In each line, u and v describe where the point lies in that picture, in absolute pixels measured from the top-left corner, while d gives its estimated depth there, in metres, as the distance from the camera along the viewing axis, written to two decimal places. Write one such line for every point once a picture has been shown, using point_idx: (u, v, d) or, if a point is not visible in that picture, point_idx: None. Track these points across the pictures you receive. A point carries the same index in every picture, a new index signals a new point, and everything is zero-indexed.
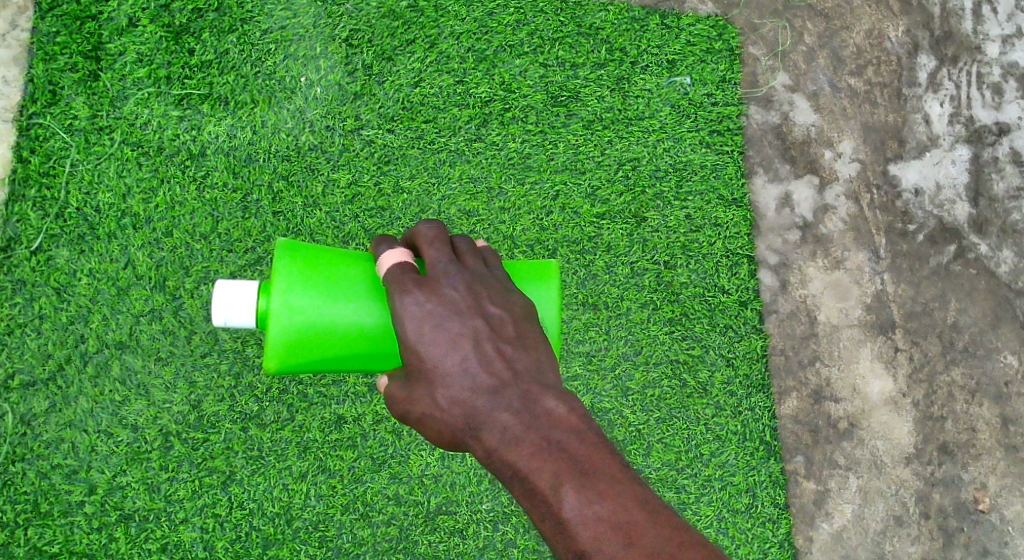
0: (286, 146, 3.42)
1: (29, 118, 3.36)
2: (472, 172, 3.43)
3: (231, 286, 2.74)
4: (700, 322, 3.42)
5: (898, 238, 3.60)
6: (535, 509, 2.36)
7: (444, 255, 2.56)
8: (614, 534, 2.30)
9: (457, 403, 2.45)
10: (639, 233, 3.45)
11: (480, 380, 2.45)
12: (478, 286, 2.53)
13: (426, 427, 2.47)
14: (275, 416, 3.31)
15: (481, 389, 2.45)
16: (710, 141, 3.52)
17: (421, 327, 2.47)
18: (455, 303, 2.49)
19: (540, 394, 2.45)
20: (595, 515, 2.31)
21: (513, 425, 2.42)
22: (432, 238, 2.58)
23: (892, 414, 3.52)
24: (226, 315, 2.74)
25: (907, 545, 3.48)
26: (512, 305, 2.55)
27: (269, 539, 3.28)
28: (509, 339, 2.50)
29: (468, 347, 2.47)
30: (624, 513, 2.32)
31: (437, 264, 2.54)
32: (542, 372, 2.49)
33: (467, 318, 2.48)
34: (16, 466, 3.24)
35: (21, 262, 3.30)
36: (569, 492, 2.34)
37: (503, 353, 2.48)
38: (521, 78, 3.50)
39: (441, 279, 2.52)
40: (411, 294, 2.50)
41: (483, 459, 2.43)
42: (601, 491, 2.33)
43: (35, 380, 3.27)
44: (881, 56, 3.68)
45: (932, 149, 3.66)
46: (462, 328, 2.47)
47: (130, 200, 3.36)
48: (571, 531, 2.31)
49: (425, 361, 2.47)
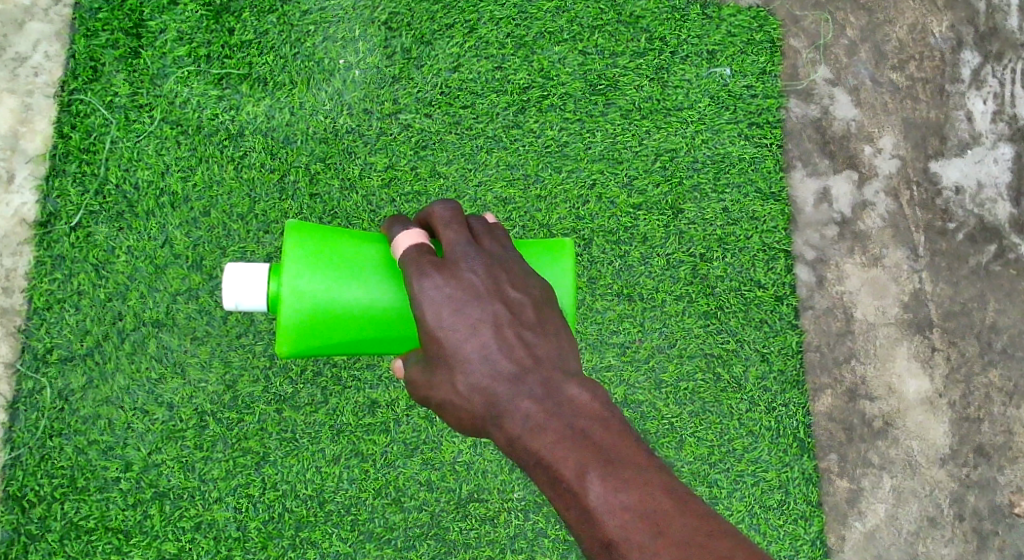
0: (324, 129, 3.43)
1: (70, 93, 3.38)
2: (509, 158, 3.43)
3: (242, 269, 2.75)
4: (736, 316, 3.42)
5: (937, 236, 3.58)
6: (562, 499, 2.33)
7: (461, 237, 2.52)
8: (642, 523, 2.28)
9: (478, 390, 2.42)
10: (676, 224, 3.44)
11: (501, 366, 2.42)
12: (497, 269, 2.50)
13: (447, 414, 2.45)
14: (310, 398, 3.33)
15: (501, 376, 2.42)
16: (749, 133, 3.50)
17: (441, 312, 2.43)
18: (474, 287, 2.45)
19: (562, 380, 2.42)
20: (622, 504, 2.29)
21: (535, 412, 2.40)
22: (448, 219, 2.54)
23: (927, 414, 3.51)
24: (237, 298, 2.75)
25: (940, 546, 3.48)
26: (530, 288, 2.52)
27: (302, 521, 3.31)
28: (529, 324, 2.47)
29: (488, 332, 2.43)
30: (650, 502, 2.30)
31: (455, 246, 2.51)
32: (563, 359, 2.46)
33: (487, 303, 2.45)
34: (53, 441, 3.27)
35: (61, 238, 3.33)
36: (594, 480, 2.31)
37: (523, 339, 2.45)
38: (560, 66, 3.49)
39: (460, 262, 2.48)
40: (430, 279, 2.45)
41: (506, 446, 2.41)
42: (627, 480, 2.31)
43: (72, 356, 3.30)
44: (925, 51, 3.64)
45: (974, 147, 3.63)
46: (482, 314, 2.44)
47: (168, 178, 3.37)
48: (598, 520, 2.29)
49: (445, 347, 2.43)
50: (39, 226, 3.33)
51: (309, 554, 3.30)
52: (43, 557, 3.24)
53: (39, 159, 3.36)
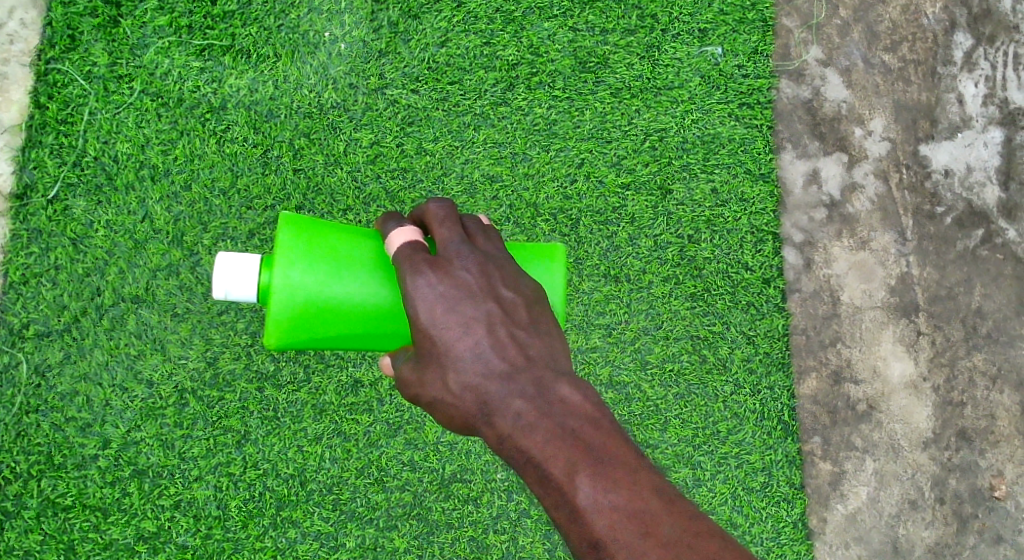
0: (308, 103, 3.37)
1: (48, 63, 3.30)
2: (496, 136, 3.39)
3: (232, 259, 2.69)
4: (722, 298, 3.40)
5: (925, 220, 3.56)
6: (550, 498, 2.32)
7: (455, 234, 2.49)
8: (631, 523, 2.27)
9: (469, 389, 2.40)
10: (664, 205, 3.41)
11: (493, 365, 2.40)
12: (491, 268, 2.47)
13: (437, 411, 2.42)
14: (292, 377, 3.29)
15: (494, 374, 2.40)
16: (739, 114, 3.47)
17: (433, 310, 2.41)
18: (468, 286, 2.43)
19: (554, 380, 2.40)
20: (611, 505, 2.28)
21: (527, 411, 2.37)
22: (443, 216, 2.51)
23: (911, 398, 3.51)
24: (227, 288, 2.70)
25: (921, 529, 3.48)
26: (523, 288, 2.49)
27: (283, 501, 3.27)
28: (522, 324, 2.44)
29: (481, 331, 2.41)
30: (640, 503, 2.28)
31: (449, 243, 2.47)
32: (555, 359, 2.44)
33: (480, 302, 2.42)
34: (29, 417, 3.22)
35: (37, 211, 3.27)
36: (584, 480, 2.30)
37: (516, 338, 2.43)
38: (549, 42, 3.44)
39: (454, 260, 2.45)
40: (423, 276, 2.43)
41: (495, 445, 2.38)
42: (617, 480, 2.30)
43: (50, 331, 3.25)
44: (917, 33, 3.62)
45: (965, 130, 3.61)
46: (474, 312, 2.41)
47: (148, 151, 3.31)
48: (586, 520, 2.28)
49: (437, 344, 2.41)
50: (15, 199, 3.26)
51: (289, 534, 3.27)
52: (19, 534, 3.19)
53: (14, 129, 3.29)
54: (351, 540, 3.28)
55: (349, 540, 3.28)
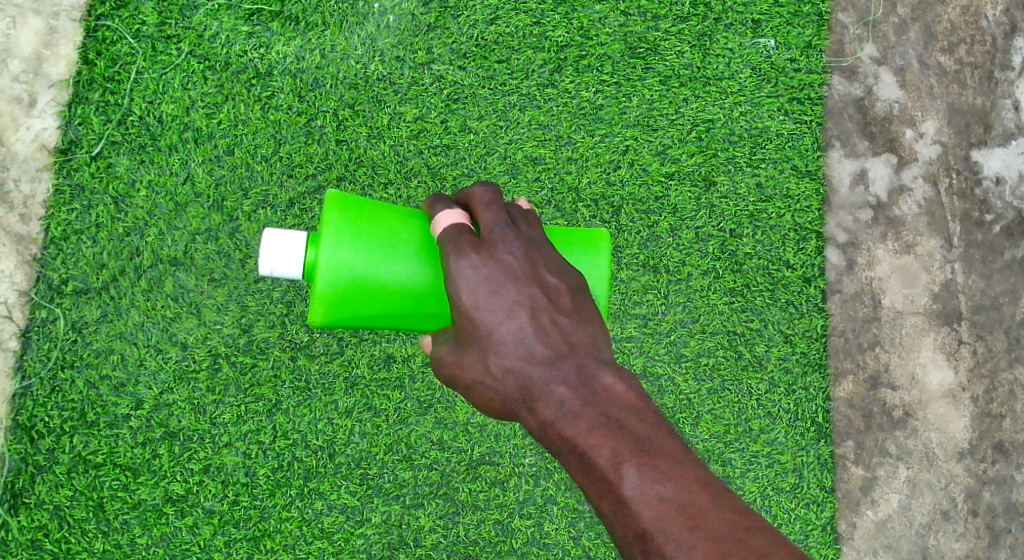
0: (354, 74, 3.35)
1: (97, 19, 3.30)
2: (541, 118, 3.36)
3: (279, 235, 2.68)
4: (761, 294, 3.36)
5: (973, 227, 3.52)
6: (594, 487, 2.29)
7: (499, 219, 2.48)
8: (678, 515, 2.23)
9: (510, 373, 2.39)
10: (707, 197, 3.37)
11: (537, 350, 2.39)
12: (535, 253, 2.46)
13: (477, 394, 2.41)
14: (324, 348, 3.29)
15: (536, 359, 2.39)
16: (789, 109, 3.42)
17: (476, 294, 2.40)
18: (513, 270, 2.42)
19: (597, 368, 2.39)
20: (658, 496, 2.24)
21: (570, 398, 2.36)
22: (488, 200, 2.50)
23: (949, 407, 3.47)
24: (272, 264, 2.68)
25: (951, 540, 3.45)
26: (566, 277, 2.48)
27: (311, 472, 3.28)
28: (565, 310, 2.43)
29: (524, 316, 2.40)
30: (687, 495, 2.25)
31: (493, 227, 2.46)
32: (598, 347, 2.42)
33: (525, 286, 2.41)
34: (64, 373, 3.23)
35: (81, 167, 3.27)
36: (629, 470, 2.27)
37: (559, 324, 2.41)
38: (599, 25, 3.41)
39: (498, 244, 2.44)
40: (466, 258, 2.42)
41: (538, 432, 2.37)
42: (663, 472, 2.26)
43: (88, 288, 3.25)
44: (976, 35, 3.56)
45: (1019, 137, 3.56)
46: (519, 296, 2.40)
47: (193, 114, 3.31)
48: (632, 510, 2.24)
49: (480, 328, 2.40)
50: (59, 154, 3.27)
51: (316, 505, 3.27)
52: (49, 489, 3.21)
53: (62, 84, 3.29)
54: (376, 515, 3.29)
55: (374, 515, 3.29)
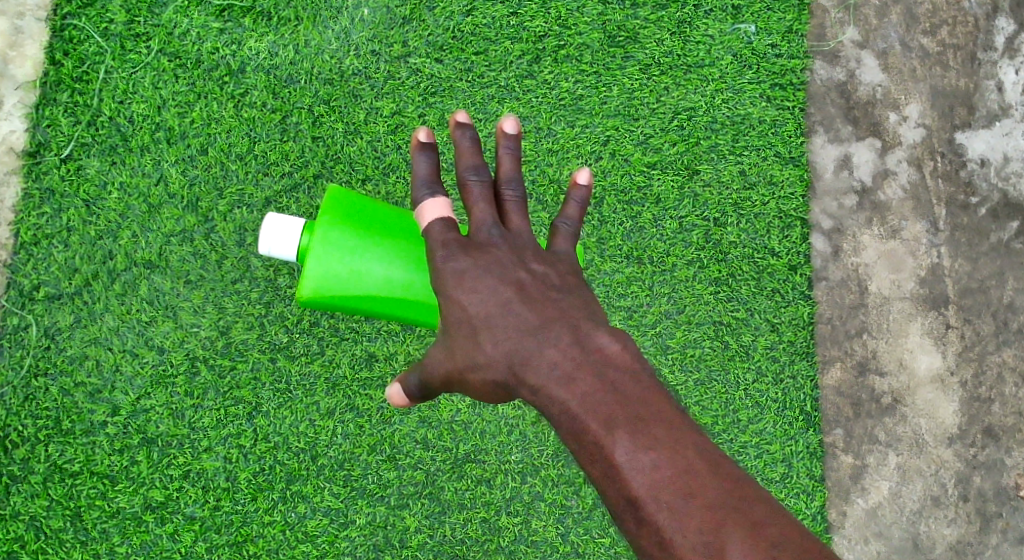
0: (329, 69, 3.28)
1: (63, 18, 3.22)
2: (520, 110, 3.30)
3: (279, 220, 2.75)
4: (747, 284, 3.33)
5: (959, 211, 3.49)
6: (588, 455, 2.23)
7: (486, 208, 2.43)
8: (673, 484, 2.17)
9: (501, 348, 2.33)
10: (691, 187, 3.33)
11: (527, 324, 2.33)
12: (522, 241, 2.42)
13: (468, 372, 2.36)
14: (305, 349, 3.22)
15: (527, 332, 2.32)
16: (771, 95, 3.39)
17: (461, 279, 2.37)
18: (499, 257, 2.39)
19: (590, 334, 2.31)
20: (652, 463, 2.18)
21: (563, 364, 2.29)
22: (475, 188, 2.44)
23: (937, 392, 3.44)
24: (271, 247, 2.75)
25: (942, 526, 3.42)
26: (559, 260, 2.45)
27: (293, 475, 3.21)
28: (555, 289, 2.38)
29: (513, 296, 2.35)
30: (683, 462, 2.18)
31: (479, 217, 2.42)
32: (591, 317, 2.36)
33: (512, 270, 2.37)
34: (38, 380, 3.16)
35: (50, 170, 3.19)
36: (623, 436, 2.20)
37: (550, 300, 2.36)
38: (577, 14, 3.36)
39: (483, 235, 2.41)
40: (452, 248, 2.39)
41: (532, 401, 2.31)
42: (658, 438, 2.20)
43: (60, 294, 3.18)
44: (958, 16, 3.53)
45: (1003, 118, 3.53)
46: (507, 279, 2.36)
47: (165, 113, 3.23)
48: (626, 478, 2.18)
49: (468, 312, 2.36)
50: (27, 156, 3.19)
51: (299, 509, 3.21)
52: (25, 499, 3.14)
53: (28, 85, 3.21)
54: (361, 517, 3.23)
55: (359, 517, 3.23)
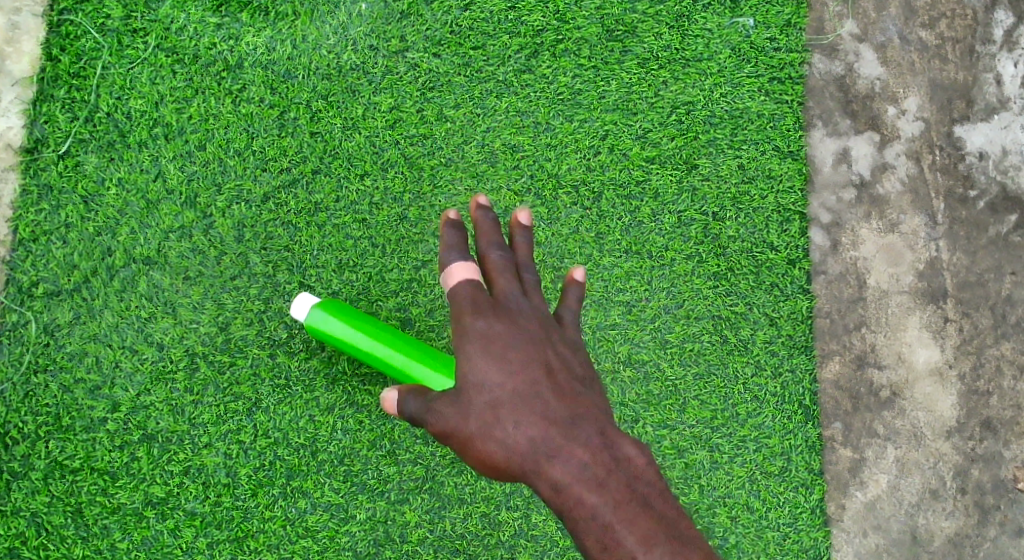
0: (327, 64, 3.28)
1: (60, 14, 3.22)
2: (519, 105, 3.30)
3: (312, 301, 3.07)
4: (746, 278, 3.33)
5: (957, 204, 3.49)
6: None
7: (514, 287, 2.45)
8: None
9: (529, 441, 2.33)
10: (690, 180, 3.33)
11: (556, 420, 2.34)
12: (549, 328, 2.44)
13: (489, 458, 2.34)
14: (304, 345, 3.22)
15: (556, 428, 2.33)
16: (769, 88, 3.38)
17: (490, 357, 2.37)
18: (529, 340, 2.40)
19: (619, 438, 2.34)
20: None
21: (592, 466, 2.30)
22: (503, 267, 2.45)
23: (936, 385, 3.45)
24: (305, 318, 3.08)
25: (941, 519, 3.43)
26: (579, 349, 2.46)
27: (293, 470, 3.22)
28: (582, 384, 2.40)
29: (543, 385, 2.36)
30: None
31: (508, 294, 2.43)
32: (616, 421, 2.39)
33: (542, 357, 2.39)
34: (38, 377, 3.16)
35: (48, 166, 3.19)
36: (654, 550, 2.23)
37: (578, 395, 2.38)
38: (575, 8, 3.35)
39: (514, 313, 2.42)
40: (483, 321, 2.40)
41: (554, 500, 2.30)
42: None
43: (59, 290, 3.17)
44: (957, 9, 3.52)
45: (1002, 111, 3.53)
46: (537, 368, 2.38)
47: (162, 109, 3.23)
48: None
49: (495, 395, 2.36)
50: (25, 153, 3.18)
51: (299, 504, 3.22)
52: (26, 495, 3.14)
53: (25, 80, 3.20)
54: (361, 512, 3.24)
55: (359, 512, 3.24)
